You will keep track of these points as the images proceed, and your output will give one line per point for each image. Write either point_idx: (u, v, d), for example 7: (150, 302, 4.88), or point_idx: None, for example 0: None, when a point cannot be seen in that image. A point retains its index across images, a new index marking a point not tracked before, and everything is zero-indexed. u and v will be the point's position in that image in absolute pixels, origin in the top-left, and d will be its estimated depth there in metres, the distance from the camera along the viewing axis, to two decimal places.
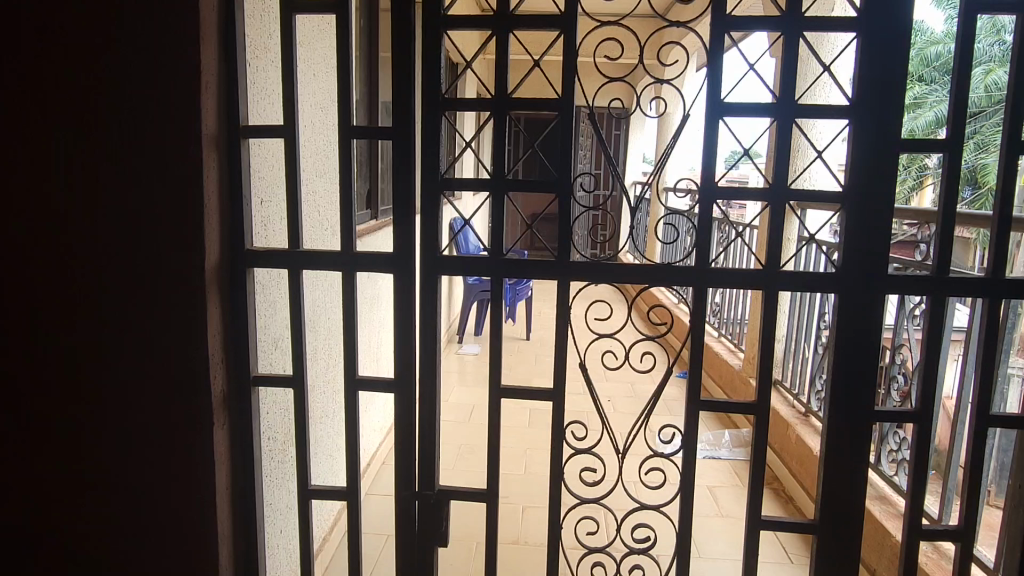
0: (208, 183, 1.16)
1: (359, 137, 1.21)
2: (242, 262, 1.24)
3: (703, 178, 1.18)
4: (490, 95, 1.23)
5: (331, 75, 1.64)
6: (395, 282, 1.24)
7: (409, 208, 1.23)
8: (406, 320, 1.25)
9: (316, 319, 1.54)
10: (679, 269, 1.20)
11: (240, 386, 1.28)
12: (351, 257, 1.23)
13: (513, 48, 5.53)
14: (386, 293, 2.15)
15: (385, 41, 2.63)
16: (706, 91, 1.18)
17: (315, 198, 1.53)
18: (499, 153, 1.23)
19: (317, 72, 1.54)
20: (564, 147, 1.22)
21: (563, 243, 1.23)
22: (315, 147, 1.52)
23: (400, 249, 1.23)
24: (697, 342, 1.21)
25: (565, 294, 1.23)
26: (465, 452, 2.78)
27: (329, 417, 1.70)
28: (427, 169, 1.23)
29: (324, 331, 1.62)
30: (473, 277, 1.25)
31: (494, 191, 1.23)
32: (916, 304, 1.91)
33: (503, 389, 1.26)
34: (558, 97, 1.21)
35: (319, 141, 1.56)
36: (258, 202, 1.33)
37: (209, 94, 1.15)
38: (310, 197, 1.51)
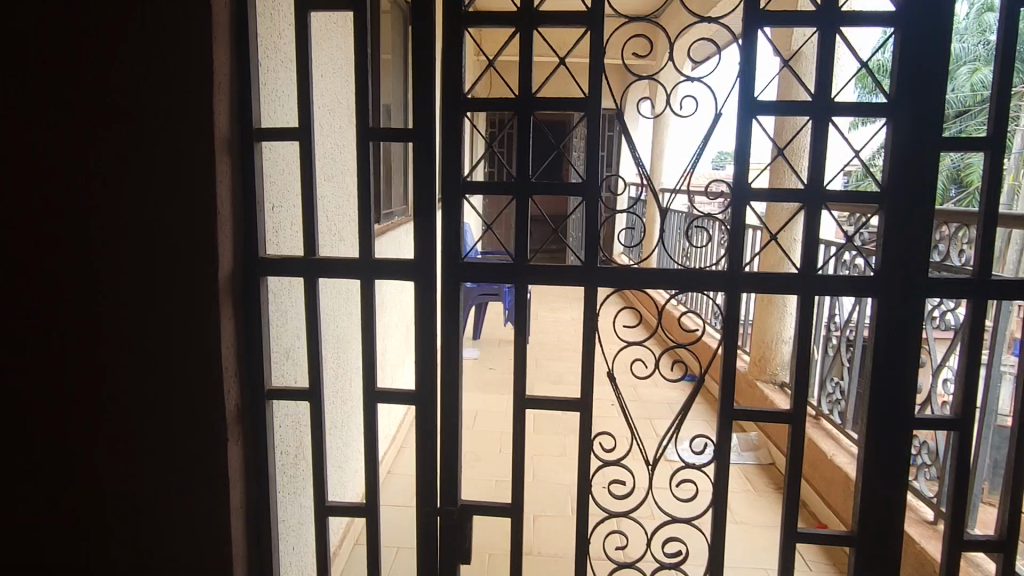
0: (221, 188, 1.11)
1: (378, 139, 1.16)
2: (255, 270, 1.19)
3: (735, 179, 1.14)
4: (513, 95, 1.18)
5: (342, 76, 1.59)
6: (415, 290, 1.19)
7: (430, 213, 1.18)
8: (428, 330, 1.20)
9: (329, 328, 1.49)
10: (712, 274, 1.16)
11: (254, 399, 1.22)
12: (369, 265, 1.18)
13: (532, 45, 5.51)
14: (396, 297, 2.09)
15: (386, 42, 2.59)
16: (738, 89, 1.14)
17: (327, 203, 1.48)
18: (524, 155, 1.19)
19: (328, 73, 1.49)
20: (591, 149, 1.17)
21: (590, 249, 1.19)
22: (326, 150, 1.47)
23: (421, 255, 1.18)
24: (731, 348, 1.17)
25: (592, 301, 1.19)
26: (471, 459, 2.74)
27: (341, 428, 1.65)
28: (449, 173, 1.18)
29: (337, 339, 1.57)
30: (497, 284, 1.20)
31: (518, 195, 1.19)
32: (939, 305, 1.86)
33: (528, 400, 1.22)
34: (584, 96, 1.17)
35: (330, 144, 1.51)
36: (270, 207, 1.28)
37: (221, 95, 1.10)
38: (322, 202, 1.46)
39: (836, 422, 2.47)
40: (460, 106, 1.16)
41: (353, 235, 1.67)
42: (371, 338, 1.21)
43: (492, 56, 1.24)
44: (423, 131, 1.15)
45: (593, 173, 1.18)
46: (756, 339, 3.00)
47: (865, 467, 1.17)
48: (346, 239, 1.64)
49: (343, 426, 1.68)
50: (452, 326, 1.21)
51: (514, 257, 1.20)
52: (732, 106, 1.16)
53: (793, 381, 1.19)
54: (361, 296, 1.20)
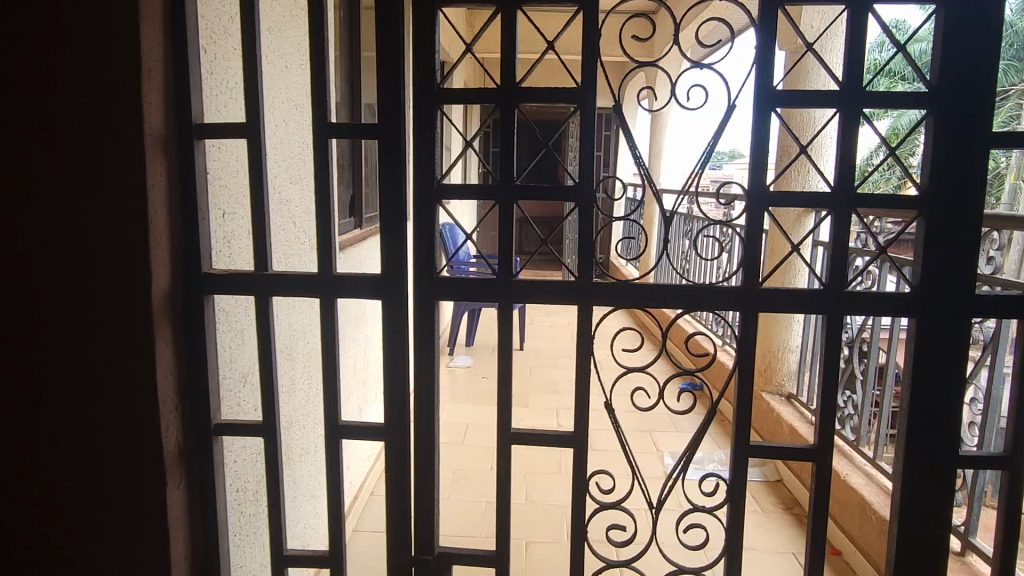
0: (153, 194, 0.95)
1: (337, 136, 1.01)
2: (198, 288, 1.03)
3: (750, 181, 0.99)
4: (494, 86, 1.02)
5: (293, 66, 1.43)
6: (383, 310, 1.03)
7: (401, 222, 1.02)
8: (398, 356, 1.05)
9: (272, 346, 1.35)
10: (723, 291, 1.01)
11: (199, 436, 1.07)
12: (330, 281, 1.02)
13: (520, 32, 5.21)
14: (367, 310, 1.94)
15: (368, 38, 2.46)
16: (754, 77, 0.99)
17: (288, 209, 1.33)
18: (508, 153, 1.03)
19: (286, 65, 1.33)
20: (583, 148, 1.02)
21: (584, 262, 1.03)
22: (286, 151, 1.31)
23: (389, 270, 1.02)
24: (746, 377, 1.02)
25: (587, 322, 1.03)
26: (460, 477, 2.58)
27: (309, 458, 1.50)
28: (422, 176, 1.02)
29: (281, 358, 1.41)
30: (477, 302, 1.05)
31: (501, 200, 1.03)
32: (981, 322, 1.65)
33: (514, 435, 1.07)
34: (577, 86, 1.01)
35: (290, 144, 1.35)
36: (218, 215, 1.12)
37: (153, 85, 0.94)
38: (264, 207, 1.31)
39: (850, 439, 2.30)
40: (434, 98, 1.01)
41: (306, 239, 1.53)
42: (335, 365, 1.06)
43: (470, 41, 1.09)
44: (389, 128, 0.99)
45: (588, 174, 1.02)
46: (761, 348, 2.85)
47: (900, 511, 1.01)
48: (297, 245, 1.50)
49: (298, 452, 1.53)
50: (427, 352, 1.06)
51: (497, 272, 1.05)
52: (746, 99, 1.00)
53: (820, 413, 1.03)
54: (320, 317, 1.04)
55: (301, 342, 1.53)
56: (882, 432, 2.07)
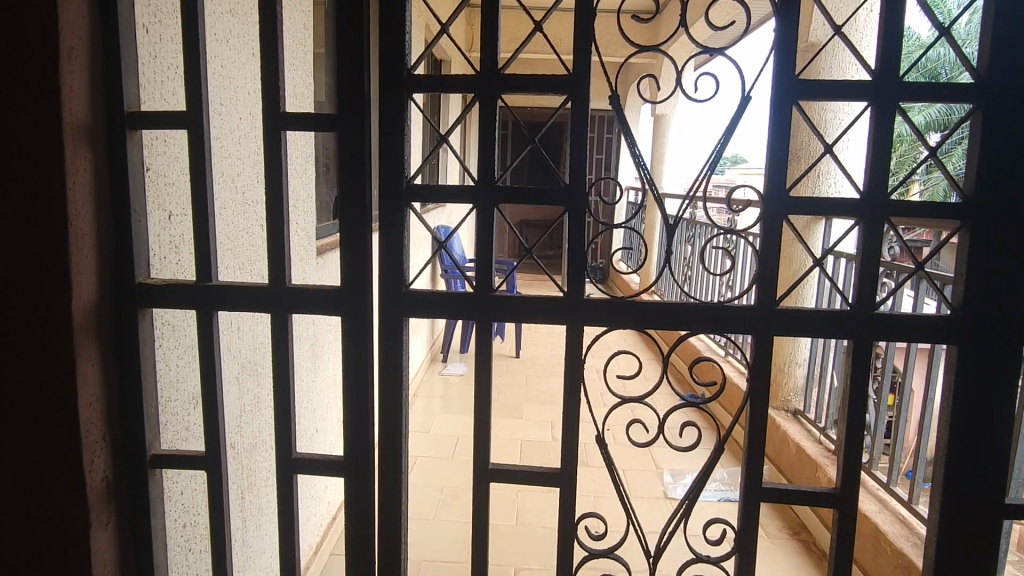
0: (76, 193, 0.82)
1: (291, 128, 0.87)
2: (133, 301, 0.90)
3: (768, 185, 0.86)
4: (474, 72, 0.89)
5: (254, 53, 1.30)
6: (343, 328, 0.90)
7: (364, 227, 0.89)
8: (361, 380, 0.92)
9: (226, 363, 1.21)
10: (733, 311, 0.87)
11: (133, 469, 0.93)
12: (283, 296, 0.89)
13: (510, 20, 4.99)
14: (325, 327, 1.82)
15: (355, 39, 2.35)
16: (773, 65, 0.85)
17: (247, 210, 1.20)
18: (489, 149, 0.89)
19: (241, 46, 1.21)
20: (575, 144, 0.89)
21: (574, 275, 0.90)
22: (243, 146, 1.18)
23: (350, 282, 0.89)
24: (760, 410, 0.88)
25: (576, 342, 0.90)
26: (449, 495, 2.43)
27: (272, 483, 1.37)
28: (389, 176, 0.89)
29: (240, 376, 1.28)
30: (451, 319, 0.91)
31: (480, 204, 0.90)
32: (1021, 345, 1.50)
33: (492, 472, 0.93)
34: (568, 73, 0.87)
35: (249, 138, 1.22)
36: (162, 218, 0.99)
37: (75, 67, 0.81)
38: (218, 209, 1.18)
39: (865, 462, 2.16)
40: (404, 86, 0.88)
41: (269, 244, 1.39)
42: (289, 390, 0.93)
43: (446, 22, 0.95)
44: (351, 120, 0.86)
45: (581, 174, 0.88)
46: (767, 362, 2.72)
47: (935, 566, 0.88)
48: (261, 251, 1.36)
49: (261, 477, 1.40)
50: (394, 375, 0.93)
51: (476, 285, 0.91)
52: (763, 90, 0.87)
53: (842, 452, 0.90)
54: (272, 336, 0.91)
55: (264, 356, 1.40)
56: (899, 455, 1.93)
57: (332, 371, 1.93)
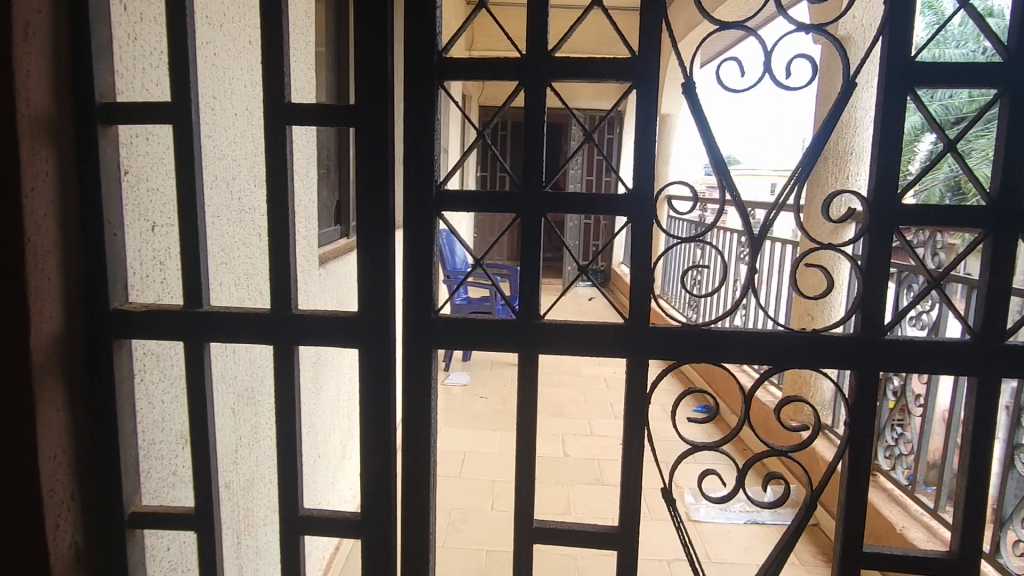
0: (34, 203, 0.66)
1: (296, 122, 0.72)
2: (107, 331, 0.75)
3: (874, 190, 0.71)
4: (519, 54, 0.74)
5: (251, 41, 1.15)
6: (360, 363, 0.75)
7: (387, 243, 0.74)
8: (381, 424, 0.77)
9: (218, 395, 1.07)
10: (831, 343, 0.73)
11: (108, 531, 0.78)
12: (288, 326, 0.74)
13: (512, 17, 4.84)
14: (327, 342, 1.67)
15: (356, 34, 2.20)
16: (882, 46, 0.70)
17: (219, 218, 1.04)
18: (537, 147, 0.74)
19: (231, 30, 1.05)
20: (640, 141, 0.74)
21: (638, 299, 0.75)
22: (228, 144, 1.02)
23: (370, 308, 0.74)
24: (861, 459, 0.74)
25: (640, 378, 0.76)
26: (458, 519, 2.27)
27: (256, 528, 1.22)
28: (418, 179, 0.74)
29: (235, 407, 1.13)
30: (488, 350, 0.76)
31: (525, 214, 0.75)
32: None
33: (537, 530, 0.78)
34: (633, 56, 0.72)
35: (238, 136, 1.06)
36: (144, 229, 0.84)
37: (33, 45, 0.66)
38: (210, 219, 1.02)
39: (907, 486, 2.00)
40: (435, 74, 0.73)
41: (267, 257, 1.25)
42: (294, 436, 0.78)
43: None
44: (371, 112, 0.71)
45: (648, 178, 0.73)
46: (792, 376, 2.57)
47: None
48: (258, 265, 1.22)
49: (258, 516, 1.25)
50: (419, 418, 0.78)
51: (519, 311, 0.76)
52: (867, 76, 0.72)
53: (958, 509, 0.75)
54: (274, 374, 0.76)
55: (262, 382, 1.25)
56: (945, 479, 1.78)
57: (335, 391, 1.77)
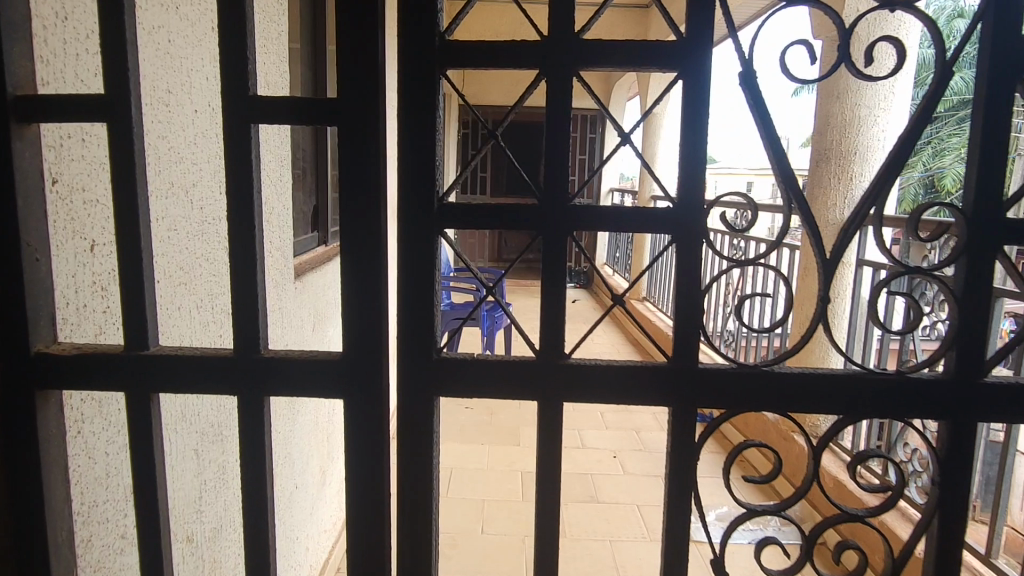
0: None
1: (262, 117, 0.57)
2: (29, 379, 0.60)
3: (975, 202, 0.58)
4: (540, 36, 0.60)
5: (212, 28, 1.00)
6: (347, 415, 0.61)
7: (378, 269, 0.60)
8: (372, 490, 0.63)
9: (175, 436, 0.92)
10: (921, 388, 0.60)
11: None
12: (257, 374, 0.60)
13: (495, 15, 4.71)
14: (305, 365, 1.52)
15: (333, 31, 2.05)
16: (986, 28, 0.58)
17: (168, 226, 0.88)
18: (563, 152, 0.61)
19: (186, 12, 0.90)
20: (687, 143, 0.60)
21: (686, 336, 0.62)
22: (166, 146, 0.87)
23: (358, 349, 0.60)
24: (953, 524, 0.62)
25: (686, 428, 0.63)
26: (447, 545, 2.11)
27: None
28: (417, 191, 0.60)
29: (198, 448, 0.98)
30: (502, 397, 0.62)
31: (547, 232, 0.61)
32: None
33: None
34: (680, 39, 0.59)
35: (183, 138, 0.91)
36: (80, 249, 0.69)
37: None
38: (162, 238, 0.87)
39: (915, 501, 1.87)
40: (436, 61, 0.59)
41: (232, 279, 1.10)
42: (265, 506, 0.63)
43: None
44: (357, 107, 0.57)
45: (699, 190, 0.60)
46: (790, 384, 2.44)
47: None
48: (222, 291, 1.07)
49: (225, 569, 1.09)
50: (417, 480, 0.64)
51: (539, 349, 0.63)
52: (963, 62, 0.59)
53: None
54: (240, 429, 0.62)
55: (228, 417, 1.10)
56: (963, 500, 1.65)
57: (312, 414, 1.62)
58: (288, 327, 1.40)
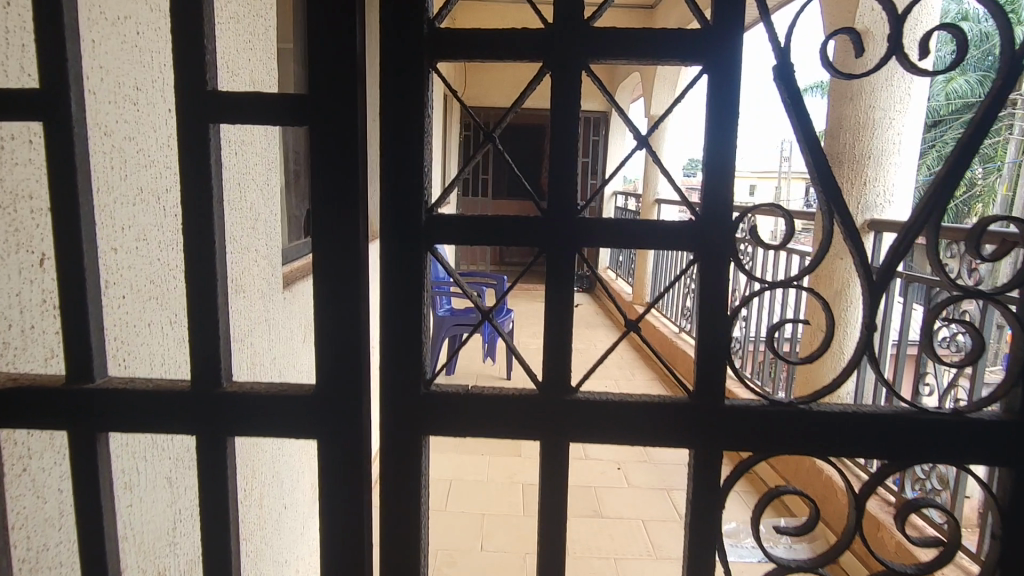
0: None
1: (223, 116, 0.50)
2: None
3: None
4: (545, 25, 0.52)
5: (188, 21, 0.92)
6: (321, 458, 0.53)
7: (357, 291, 0.52)
8: (351, 543, 0.55)
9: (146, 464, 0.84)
10: (981, 430, 0.52)
11: None
12: (219, 410, 0.52)
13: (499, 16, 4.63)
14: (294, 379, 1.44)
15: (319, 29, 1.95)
16: None
17: (136, 235, 0.81)
18: (570, 157, 0.53)
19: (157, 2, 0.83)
20: (713, 147, 0.52)
21: (711, 368, 0.54)
22: (131, 147, 0.79)
23: (334, 384, 0.52)
24: None
25: (710, 473, 0.55)
26: (445, 564, 2.03)
27: None
28: (403, 203, 0.52)
29: (172, 476, 0.90)
30: (499, 437, 0.55)
31: (552, 249, 0.53)
32: None
33: None
34: (706, 28, 0.51)
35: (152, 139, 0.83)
36: (26, 264, 0.61)
37: None
38: (127, 251, 0.79)
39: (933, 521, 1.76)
40: (425, 53, 0.52)
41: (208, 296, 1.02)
42: (229, 561, 0.55)
43: None
44: (332, 106, 0.49)
45: (726, 202, 0.52)
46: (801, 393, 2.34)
47: None
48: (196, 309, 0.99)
49: None
50: (403, 529, 0.56)
51: (542, 382, 0.55)
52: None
53: None
54: (199, 473, 0.54)
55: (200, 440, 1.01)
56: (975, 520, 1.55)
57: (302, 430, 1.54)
58: (276, 339, 1.32)
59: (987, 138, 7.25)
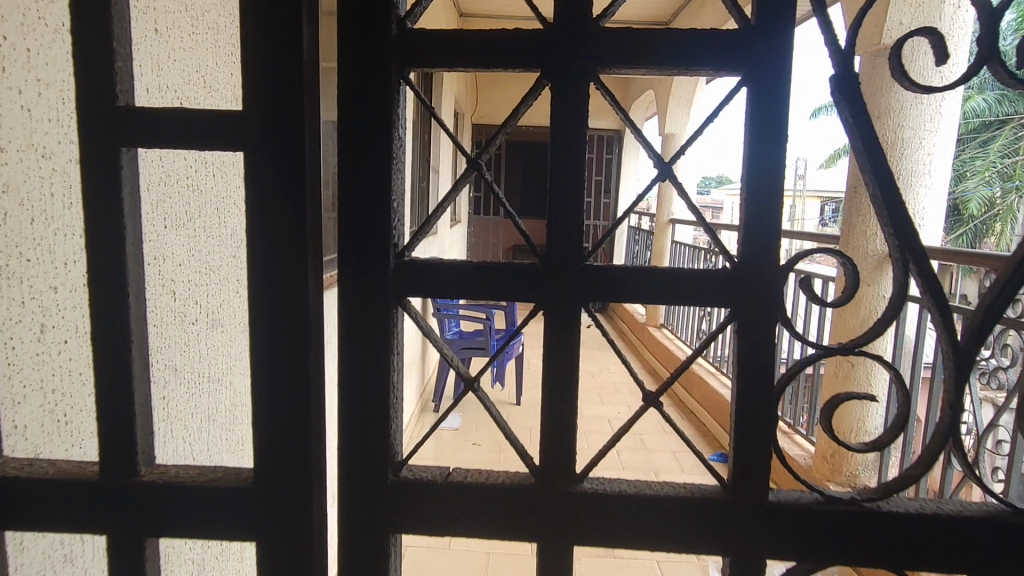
0: None
1: (139, 137, 0.39)
2: None
3: None
4: (543, 26, 0.42)
5: (156, 30, 0.82)
6: (262, 566, 0.42)
7: (306, 357, 0.41)
8: None
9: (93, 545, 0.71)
10: None
11: None
12: (135, 506, 0.41)
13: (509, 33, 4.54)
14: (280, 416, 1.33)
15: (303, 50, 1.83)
16: None
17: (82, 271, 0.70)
18: (575, 189, 0.42)
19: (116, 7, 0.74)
20: (757, 177, 0.41)
21: (753, 455, 0.42)
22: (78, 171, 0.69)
23: (276, 472, 0.41)
24: None
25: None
26: None
27: None
28: (365, 244, 0.42)
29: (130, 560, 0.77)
30: (486, 534, 0.43)
31: (552, 303, 0.43)
32: None
33: None
34: (744, 28, 0.41)
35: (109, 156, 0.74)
36: None
37: None
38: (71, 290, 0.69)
39: None
40: (394, 57, 0.42)
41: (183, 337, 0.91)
42: None
43: None
44: (272, 124, 0.39)
45: (773, 246, 0.41)
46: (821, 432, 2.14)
47: None
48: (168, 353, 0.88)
49: None
50: None
51: (540, 467, 0.44)
52: None
53: None
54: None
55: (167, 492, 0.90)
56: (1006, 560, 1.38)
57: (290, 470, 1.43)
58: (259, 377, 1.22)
59: (1011, 156, 7.08)
